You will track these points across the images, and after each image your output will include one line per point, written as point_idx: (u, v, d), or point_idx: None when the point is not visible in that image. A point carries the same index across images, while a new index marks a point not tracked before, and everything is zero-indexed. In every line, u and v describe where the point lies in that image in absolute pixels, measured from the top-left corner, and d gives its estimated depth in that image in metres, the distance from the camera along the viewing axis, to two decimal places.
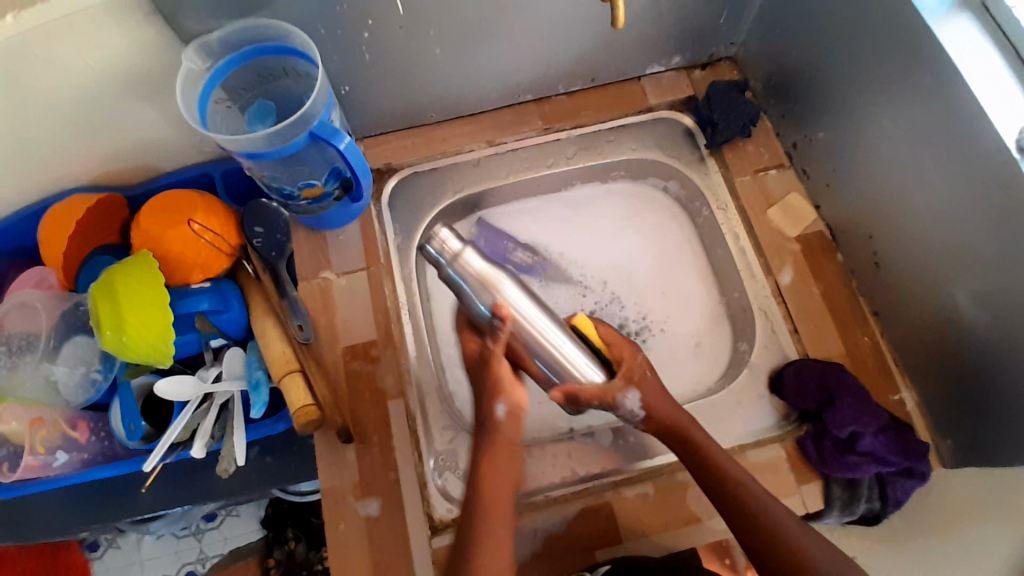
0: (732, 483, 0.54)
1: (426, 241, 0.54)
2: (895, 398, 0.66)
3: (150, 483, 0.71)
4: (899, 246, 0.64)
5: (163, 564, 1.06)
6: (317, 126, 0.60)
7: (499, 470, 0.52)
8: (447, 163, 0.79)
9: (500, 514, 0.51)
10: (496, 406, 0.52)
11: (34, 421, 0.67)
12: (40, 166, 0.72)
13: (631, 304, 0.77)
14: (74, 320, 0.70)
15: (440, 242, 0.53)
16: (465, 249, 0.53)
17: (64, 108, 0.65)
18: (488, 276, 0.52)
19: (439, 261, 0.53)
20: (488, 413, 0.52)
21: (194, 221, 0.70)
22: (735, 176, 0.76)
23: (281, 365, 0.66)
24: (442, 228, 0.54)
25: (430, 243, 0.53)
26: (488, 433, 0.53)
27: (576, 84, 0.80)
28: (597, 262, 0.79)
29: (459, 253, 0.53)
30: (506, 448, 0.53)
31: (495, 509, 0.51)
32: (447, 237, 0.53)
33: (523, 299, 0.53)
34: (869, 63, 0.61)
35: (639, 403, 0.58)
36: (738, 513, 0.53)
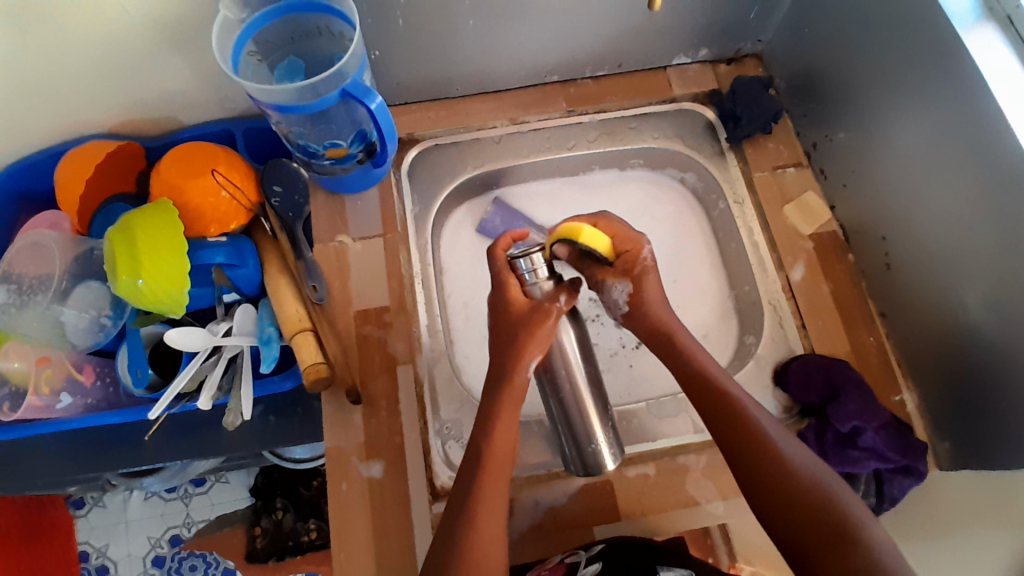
0: (748, 431, 0.52)
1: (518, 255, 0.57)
2: (896, 397, 0.67)
3: (154, 431, 0.71)
4: (911, 248, 0.65)
5: (149, 525, 1.05)
6: (350, 85, 0.60)
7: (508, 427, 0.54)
8: (469, 138, 0.79)
9: (502, 469, 0.52)
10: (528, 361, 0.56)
11: (40, 361, 0.67)
12: (62, 107, 0.71)
13: None
14: (86, 264, 0.69)
15: (532, 263, 0.57)
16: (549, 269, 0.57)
17: (93, 50, 0.65)
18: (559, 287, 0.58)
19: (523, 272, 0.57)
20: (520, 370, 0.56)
21: (217, 173, 0.70)
22: (753, 171, 0.77)
23: (293, 323, 0.65)
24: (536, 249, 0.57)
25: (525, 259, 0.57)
26: (505, 386, 0.55)
27: (602, 69, 0.81)
28: None
29: (541, 280, 0.57)
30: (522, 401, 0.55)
31: (495, 465, 0.52)
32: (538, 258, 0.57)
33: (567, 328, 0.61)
34: (894, 66, 0.62)
35: (626, 294, 0.59)
36: (749, 448, 0.51)
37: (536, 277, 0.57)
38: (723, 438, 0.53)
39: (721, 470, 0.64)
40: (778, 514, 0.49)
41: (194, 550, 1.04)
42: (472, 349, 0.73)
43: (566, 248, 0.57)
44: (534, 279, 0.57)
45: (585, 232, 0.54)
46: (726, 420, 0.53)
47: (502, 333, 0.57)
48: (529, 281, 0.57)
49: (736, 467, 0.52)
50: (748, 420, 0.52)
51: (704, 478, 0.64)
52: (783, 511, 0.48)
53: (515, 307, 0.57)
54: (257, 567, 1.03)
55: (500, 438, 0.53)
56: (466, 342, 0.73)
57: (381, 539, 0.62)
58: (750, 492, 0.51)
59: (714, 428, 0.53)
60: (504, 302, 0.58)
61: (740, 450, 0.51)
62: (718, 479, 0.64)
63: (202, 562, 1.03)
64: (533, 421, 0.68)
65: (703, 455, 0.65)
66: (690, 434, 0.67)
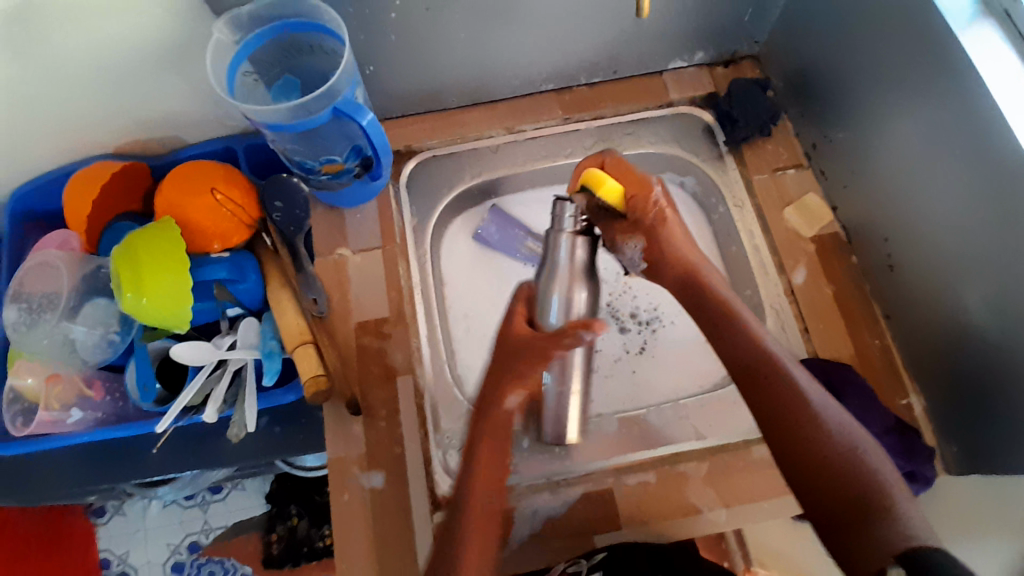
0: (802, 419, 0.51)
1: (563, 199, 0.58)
2: (901, 400, 0.66)
3: (162, 443, 0.73)
4: (912, 249, 0.64)
5: (168, 532, 1.07)
6: (341, 103, 0.61)
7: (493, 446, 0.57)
8: (465, 148, 0.79)
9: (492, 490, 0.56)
10: (508, 397, 0.57)
11: (50, 377, 0.69)
12: (69, 131, 0.74)
13: (641, 295, 0.77)
14: (95, 282, 0.72)
15: (571, 211, 0.58)
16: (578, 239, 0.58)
17: (98, 75, 0.67)
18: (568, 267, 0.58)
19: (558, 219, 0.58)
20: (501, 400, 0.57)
21: (216, 191, 0.71)
22: (752, 173, 0.76)
23: (295, 335, 0.68)
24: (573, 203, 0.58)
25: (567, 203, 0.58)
26: (487, 420, 0.57)
27: (597, 75, 0.80)
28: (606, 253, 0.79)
29: (568, 233, 0.58)
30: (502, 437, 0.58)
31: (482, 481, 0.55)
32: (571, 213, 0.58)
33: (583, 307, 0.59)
34: (892, 65, 0.61)
35: (640, 252, 0.66)
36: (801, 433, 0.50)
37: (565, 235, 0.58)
38: (771, 418, 0.52)
39: (720, 477, 0.64)
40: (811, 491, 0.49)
41: (212, 557, 1.06)
42: (472, 359, 0.73)
43: (587, 197, 0.61)
44: (569, 226, 0.58)
45: (614, 187, 0.59)
46: (773, 399, 0.52)
47: (501, 360, 0.58)
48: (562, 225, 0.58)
49: (773, 443, 0.52)
50: (792, 401, 0.52)
51: (704, 486, 0.64)
52: (813, 490, 0.49)
53: (515, 338, 0.58)
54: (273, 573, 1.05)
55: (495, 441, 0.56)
56: (466, 352, 0.74)
57: (382, 548, 0.62)
58: (786, 468, 0.51)
59: (757, 408, 0.53)
60: (506, 334, 0.58)
61: (788, 425, 0.51)
62: (720, 486, 0.63)
63: (220, 569, 1.05)
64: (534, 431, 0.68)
65: (704, 462, 0.64)
66: (690, 441, 0.66)
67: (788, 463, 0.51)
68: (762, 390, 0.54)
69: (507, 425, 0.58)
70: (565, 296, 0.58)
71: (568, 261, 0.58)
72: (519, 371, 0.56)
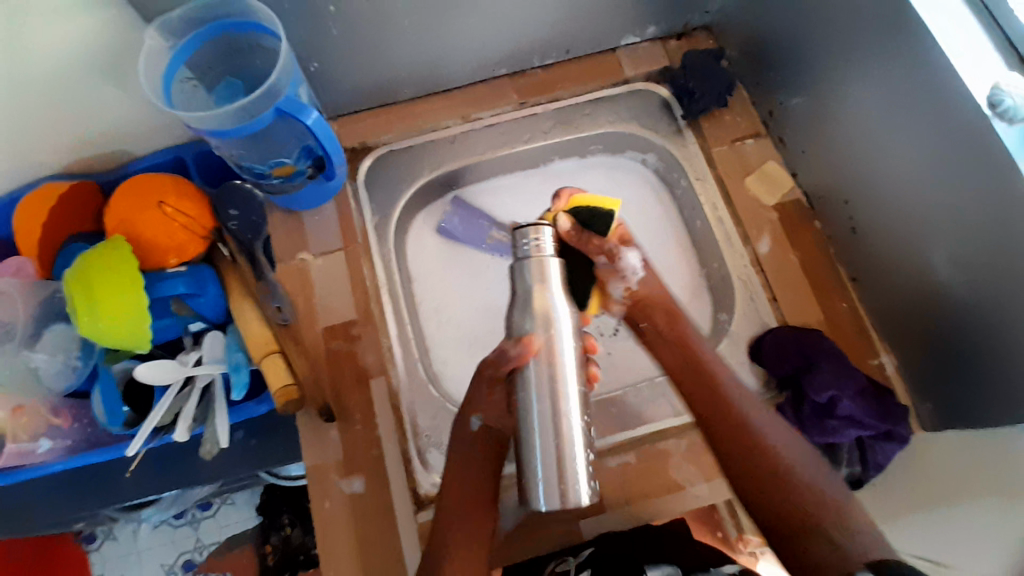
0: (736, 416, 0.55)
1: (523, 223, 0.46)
2: (873, 360, 0.67)
3: (135, 468, 0.72)
4: (874, 208, 0.64)
5: (160, 553, 1.06)
6: (283, 102, 0.60)
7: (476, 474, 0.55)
8: (422, 141, 0.78)
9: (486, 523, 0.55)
10: (473, 421, 0.54)
11: (15, 410, 0.68)
12: (11, 156, 0.71)
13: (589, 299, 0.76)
14: (53, 307, 0.70)
15: (535, 235, 0.45)
16: (554, 260, 0.45)
17: (31, 95, 0.64)
18: (534, 297, 0.45)
19: (518, 249, 0.45)
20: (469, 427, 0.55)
21: (166, 204, 0.69)
22: (711, 145, 0.76)
23: (261, 344, 0.65)
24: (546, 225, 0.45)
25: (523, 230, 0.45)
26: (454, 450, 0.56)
27: (550, 57, 0.79)
28: None
29: (546, 253, 0.45)
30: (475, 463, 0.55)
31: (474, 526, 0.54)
32: (544, 235, 0.45)
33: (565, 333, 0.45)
34: (838, 26, 0.61)
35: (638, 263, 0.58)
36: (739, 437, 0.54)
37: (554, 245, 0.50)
38: (706, 420, 0.56)
39: (701, 452, 0.64)
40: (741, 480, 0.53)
41: (207, 574, 1.05)
42: (446, 355, 0.72)
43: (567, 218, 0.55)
44: (529, 253, 0.45)
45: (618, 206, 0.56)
46: (707, 393, 0.57)
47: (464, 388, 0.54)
48: (523, 255, 0.45)
49: (715, 444, 0.56)
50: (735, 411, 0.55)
51: (685, 461, 0.64)
52: (742, 475, 0.53)
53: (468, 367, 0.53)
54: None
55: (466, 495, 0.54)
56: (440, 349, 0.73)
57: (368, 553, 0.62)
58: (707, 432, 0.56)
59: (697, 407, 0.57)
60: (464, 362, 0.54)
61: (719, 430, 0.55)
62: (701, 459, 0.64)
63: None
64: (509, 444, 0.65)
65: (683, 439, 0.65)
66: (668, 418, 0.66)
67: (715, 444, 0.55)
68: (703, 389, 0.57)
69: (477, 457, 0.55)
70: (543, 312, 0.45)
71: (546, 277, 0.45)
72: (474, 398, 0.53)
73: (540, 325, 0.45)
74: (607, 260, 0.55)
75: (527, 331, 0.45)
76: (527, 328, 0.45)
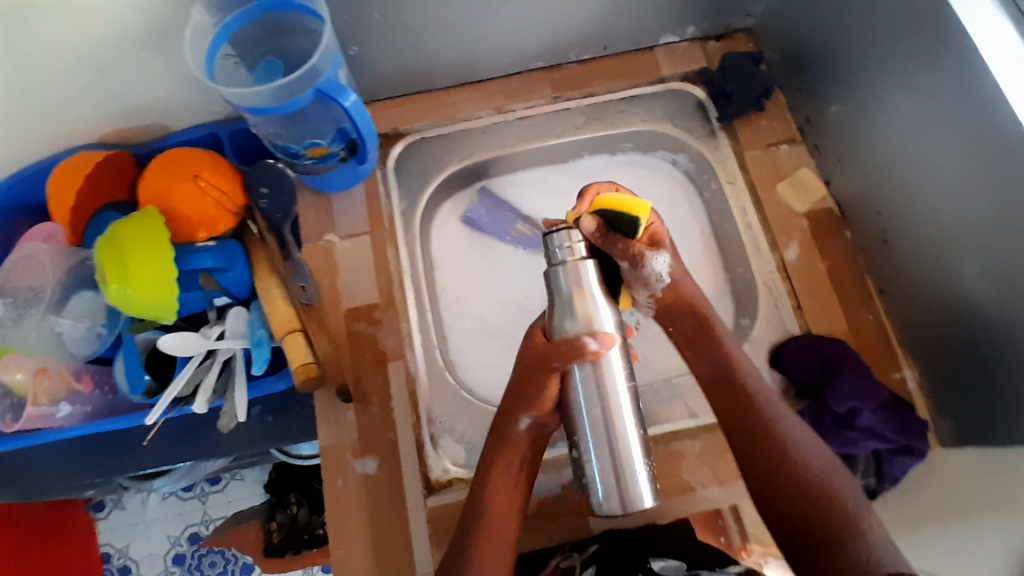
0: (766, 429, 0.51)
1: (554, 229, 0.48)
2: (896, 375, 0.66)
3: (152, 436, 0.73)
4: (908, 222, 0.63)
5: (168, 524, 1.07)
6: (323, 83, 0.60)
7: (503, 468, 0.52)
8: (453, 129, 0.78)
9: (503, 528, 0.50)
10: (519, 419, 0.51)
11: (38, 372, 0.68)
12: (48, 124, 0.72)
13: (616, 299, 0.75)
14: (81, 274, 0.71)
15: (567, 236, 0.47)
16: (587, 260, 0.47)
17: (73, 63, 0.65)
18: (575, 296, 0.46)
19: (554, 255, 0.47)
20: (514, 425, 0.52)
21: (200, 178, 0.70)
22: (744, 149, 0.75)
23: (283, 323, 0.66)
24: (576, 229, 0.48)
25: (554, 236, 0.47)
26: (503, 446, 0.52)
27: (587, 52, 0.79)
28: None
29: (580, 257, 0.47)
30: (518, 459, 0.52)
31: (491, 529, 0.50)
32: (576, 239, 0.47)
33: (606, 322, 0.46)
34: (885, 34, 0.60)
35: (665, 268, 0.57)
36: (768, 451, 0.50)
37: (574, 254, 0.47)
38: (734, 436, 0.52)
39: (716, 456, 0.63)
40: (768, 498, 0.49)
41: (212, 547, 1.06)
42: (466, 345, 0.72)
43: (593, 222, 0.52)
44: (564, 256, 0.47)
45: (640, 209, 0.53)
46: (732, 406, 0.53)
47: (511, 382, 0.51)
48: (557, 258, 0.47)
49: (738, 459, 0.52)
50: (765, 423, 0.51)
51: (699, 464, 0.63)
52: (773, 496, 0.49)
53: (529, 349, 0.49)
54: (274, 561, 1.05)
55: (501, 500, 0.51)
56: (460, 338, 0.73)
57: (378, 535, 0.62)
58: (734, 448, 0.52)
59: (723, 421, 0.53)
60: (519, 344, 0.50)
61: (749, 444, 0.51)
62: (715, 463, 0.63)
63: (221, 559, 1.06)
64: None
65: (699, 442, 0.64)
66: (684, 420, 0.66)
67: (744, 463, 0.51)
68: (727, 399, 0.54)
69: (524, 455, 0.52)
70: (585, 315, 0.46)
71: (582, 279, 0.46)
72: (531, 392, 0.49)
73: (576, 325, 0.46)
74: (631, 265, 0.53)
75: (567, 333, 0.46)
76: (569, 327, 0.46)
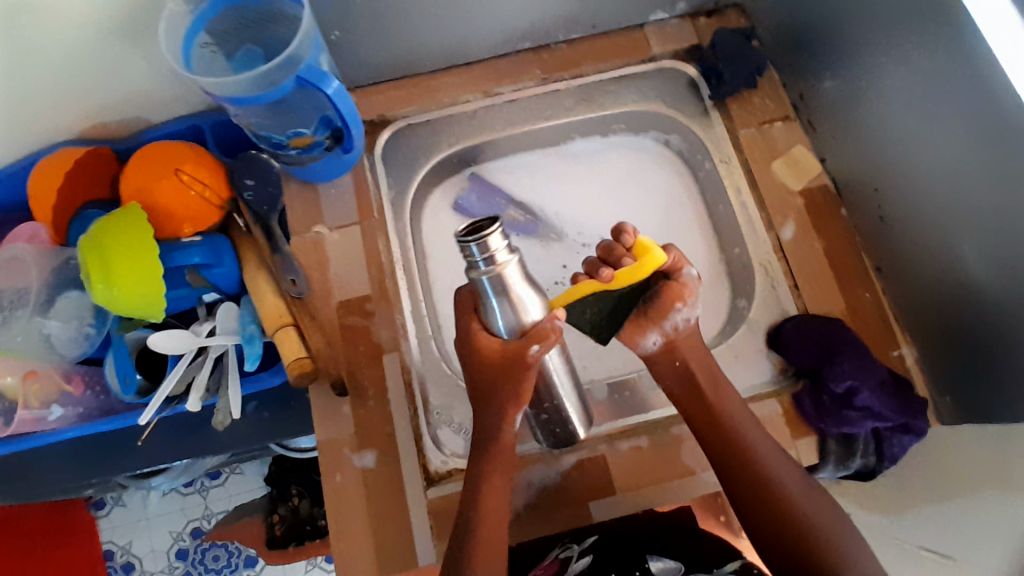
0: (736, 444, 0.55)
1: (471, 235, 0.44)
2: (894, 352, 0.65)
3: (145, 437, 0.72)
4: (905, 197, 0.62)
5: (169, 520, 1.07)
6: (305, 70, 0.58)
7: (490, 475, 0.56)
8: (441, 115, 0.76)
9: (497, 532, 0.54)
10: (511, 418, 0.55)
11: (27, 375, 0.69)
12: (24, 121, 0.70)
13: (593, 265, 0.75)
14: (63, 274, 0.69)
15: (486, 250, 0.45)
16: (511, 262, 0.47)
17: (44, 60, 0.63)
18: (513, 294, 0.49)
19: (477, 265, 0.46)
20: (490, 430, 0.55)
21: (183, 172, 0.68)
22: (739, 127, 0.74)
23: (275, 319, 0.66)
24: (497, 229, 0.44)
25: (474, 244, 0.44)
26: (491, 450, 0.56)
27: (575, 31, 0.77)
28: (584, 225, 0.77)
29: (501, 263, 0.46)
30: (499, 465, 0.56)
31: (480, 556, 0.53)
32: (498, 246, 0.45)
33: (536, 308, 0.50)
34: (879, 8, 0.59)
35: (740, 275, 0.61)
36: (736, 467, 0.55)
37: (494, 263, 0.46)
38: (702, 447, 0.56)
39: None
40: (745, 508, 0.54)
41: (214, 541, 1.06)
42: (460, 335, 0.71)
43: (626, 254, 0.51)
44: (489, 268, 0.46)
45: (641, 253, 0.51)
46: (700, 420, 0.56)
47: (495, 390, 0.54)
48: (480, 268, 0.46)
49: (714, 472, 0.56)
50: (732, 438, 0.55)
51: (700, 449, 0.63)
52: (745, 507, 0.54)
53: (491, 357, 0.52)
54: (278, 554, 1.00)
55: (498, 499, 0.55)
56: (454, 327, 0.72)
57: (379, 529, 0.62)
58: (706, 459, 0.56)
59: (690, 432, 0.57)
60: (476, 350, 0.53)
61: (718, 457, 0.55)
62: None
63: (225, 552, 1.06)
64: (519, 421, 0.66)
65: None
66: None
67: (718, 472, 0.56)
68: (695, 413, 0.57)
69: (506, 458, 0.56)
70: (512, 308, 0.49)
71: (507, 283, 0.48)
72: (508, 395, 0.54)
73: (512, 316, 0.50)
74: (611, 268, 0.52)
75: (511, 327, 0.51)
76: (507, 319, 0.50)
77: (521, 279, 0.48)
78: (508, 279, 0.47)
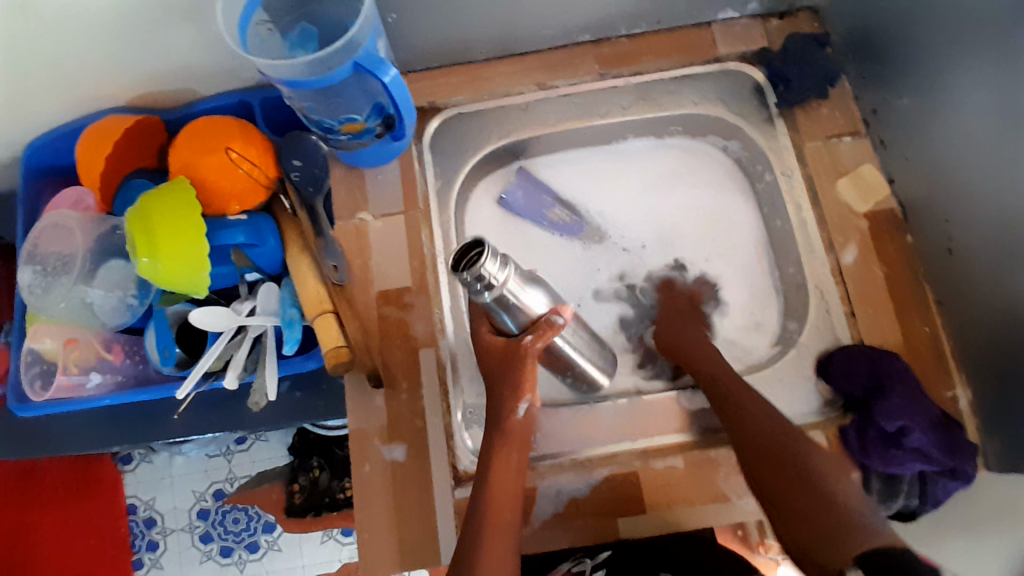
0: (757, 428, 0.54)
1: (466, 269, 0.46)
2: (948, 393, 0.62)
3: (182, 410, 0.74)
4: (978, 232, 0.58)
5: (192, 481, 1.05)
6: (362, 57, 0.57)
7: (509, 462, 0.53)
8: (493, 105, 0.74)
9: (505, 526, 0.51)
10: (519, 405, 0.53)
11: (68, 342, 0.70)
12: (78, 85, 0.70)
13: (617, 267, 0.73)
14: (108, 243, 0.69)
15: (489, 278, 0.46)
16: (509, 278, 0.48)
17: (98, 30, 0.63)
18: (522, 300, 0.51)
19: (481, 294, 0.48)
20: (511, 412, 0.53)
21: (232, 150, 0.67)
22: (804, 140, 0.70)
23: (314, 304, 0.64)
24: (488, 258, 0.46)
25: (472, 278, 0.46)
26: (501, 431, 0.53)
27: (638, 25, 0.74)
28: (627, 228, 0.75)
29: (502, 285, 0.48)
30: (515, 446, 0.53)
31: (492, 535, 0.50)
32: (495, 271, 0.46)
33: (542, 300, 0.52)
34: (968, 27, 0.55)
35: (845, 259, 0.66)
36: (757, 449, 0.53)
37: (495, 287, 0.48)
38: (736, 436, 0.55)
39: None
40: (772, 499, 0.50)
41: (236, 504, 1.04)
42: None
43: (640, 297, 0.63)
44: (491, 293, 0.48)
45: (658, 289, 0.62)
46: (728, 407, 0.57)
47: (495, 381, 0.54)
48: (484, 296, 0.48)
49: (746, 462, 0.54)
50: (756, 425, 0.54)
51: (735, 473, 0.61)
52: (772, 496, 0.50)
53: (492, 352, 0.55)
54: (295, 522, 1.02)
55: (508, 484, 0.52)
56: None
57: (404, 525, 0.62)
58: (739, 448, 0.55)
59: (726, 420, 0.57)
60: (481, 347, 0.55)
61: (749, 443, 0.54)
62: None
63: (244, 516, 1.03)
64: (551, 426, 0.65)
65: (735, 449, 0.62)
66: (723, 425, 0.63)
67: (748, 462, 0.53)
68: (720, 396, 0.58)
69: (521, 436, 0.54)
70: (521, 312, 0.51)
71: (508, 298, 0.50)
72: (513, 383, 0.53)
73: (524, 318, 0.52)
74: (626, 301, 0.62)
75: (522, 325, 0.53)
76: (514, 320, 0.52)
77: (521, 287, 0.50)
78: (510, 294, 0.50)
